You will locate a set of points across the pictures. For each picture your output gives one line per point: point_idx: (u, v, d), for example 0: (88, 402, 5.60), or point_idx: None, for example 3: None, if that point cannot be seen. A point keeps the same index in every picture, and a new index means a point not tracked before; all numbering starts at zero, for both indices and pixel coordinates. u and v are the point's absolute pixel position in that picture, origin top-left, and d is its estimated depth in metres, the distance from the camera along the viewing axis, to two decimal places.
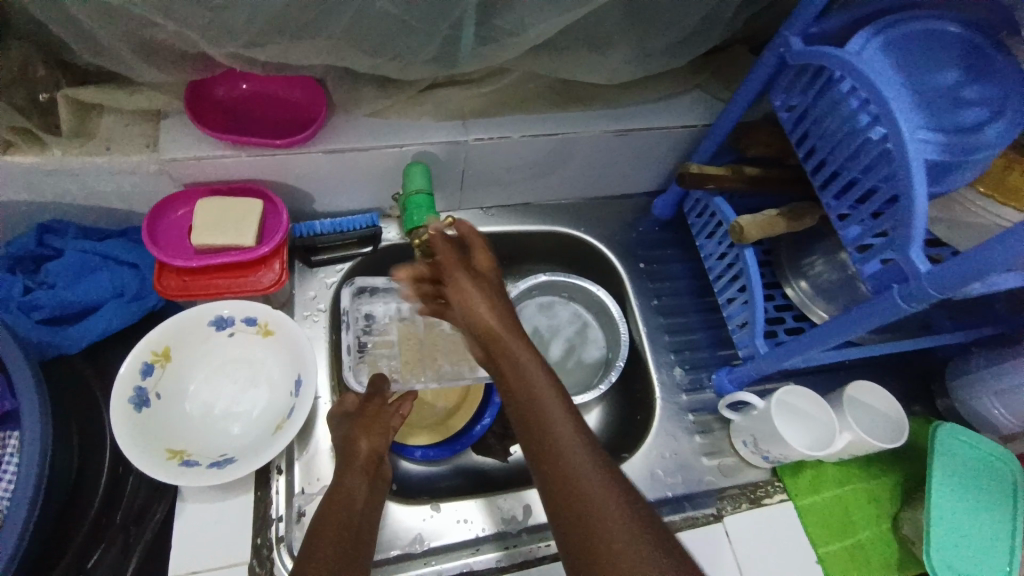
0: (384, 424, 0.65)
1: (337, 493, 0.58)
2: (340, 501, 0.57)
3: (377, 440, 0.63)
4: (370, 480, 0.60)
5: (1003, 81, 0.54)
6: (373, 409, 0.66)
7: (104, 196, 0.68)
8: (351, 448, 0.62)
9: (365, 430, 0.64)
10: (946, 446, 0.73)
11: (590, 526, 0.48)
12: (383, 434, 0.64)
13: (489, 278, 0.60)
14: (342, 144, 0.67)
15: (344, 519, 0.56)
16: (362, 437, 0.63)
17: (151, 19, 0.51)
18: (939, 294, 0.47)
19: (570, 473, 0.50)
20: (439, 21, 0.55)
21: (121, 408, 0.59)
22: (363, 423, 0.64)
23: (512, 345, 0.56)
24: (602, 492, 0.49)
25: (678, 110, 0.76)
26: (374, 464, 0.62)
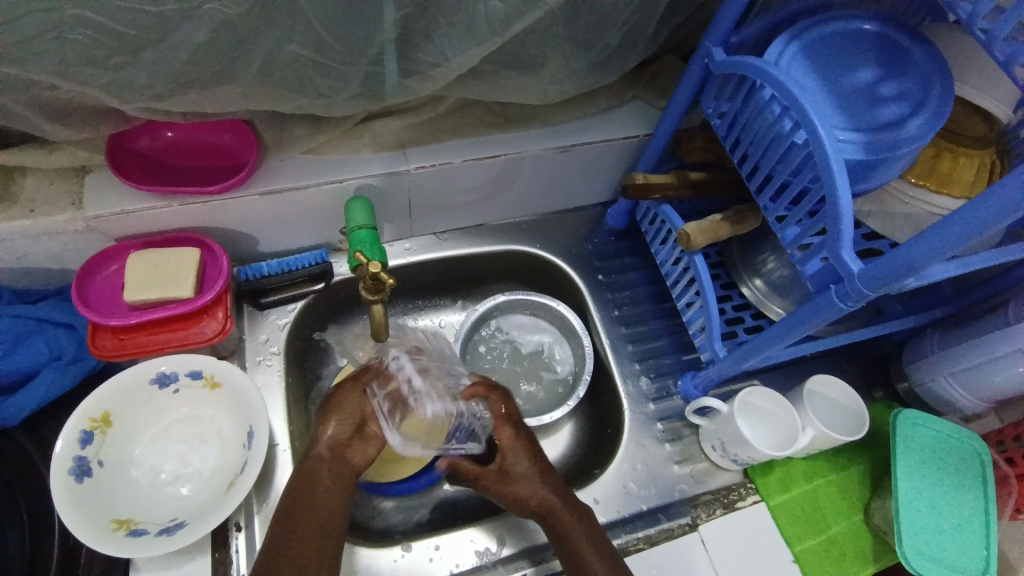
0: (355, 409, 0.63)
1: (298, 481, 0.59)
2: (302, 492, 0.58)
3: (345, 422, 0.62)
4: (334, 469, 0.60)
5: (920, 75, 0.55)
6: (342, 393, 0.64)
7: (34, 258, 0.65)
8: (319, 435, 0.61)
9: (336, 413, 0.63)
10: (908, 432, 0.74)
11: None
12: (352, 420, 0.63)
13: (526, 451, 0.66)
14: (278, 186, 0.66)
15: (304, 511, 0.58)
16: (333, 419, 0.62)
17: (50, 83, 0.49)
18: (872, 293, 0.48)
19: None
20: (358, 60, 0.54)
21: (60, 481, 0.56)
22: (333, 407, 0.63)
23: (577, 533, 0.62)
24: None
25: (618, 123, 0.77)
26: (342, 447, 0.62)
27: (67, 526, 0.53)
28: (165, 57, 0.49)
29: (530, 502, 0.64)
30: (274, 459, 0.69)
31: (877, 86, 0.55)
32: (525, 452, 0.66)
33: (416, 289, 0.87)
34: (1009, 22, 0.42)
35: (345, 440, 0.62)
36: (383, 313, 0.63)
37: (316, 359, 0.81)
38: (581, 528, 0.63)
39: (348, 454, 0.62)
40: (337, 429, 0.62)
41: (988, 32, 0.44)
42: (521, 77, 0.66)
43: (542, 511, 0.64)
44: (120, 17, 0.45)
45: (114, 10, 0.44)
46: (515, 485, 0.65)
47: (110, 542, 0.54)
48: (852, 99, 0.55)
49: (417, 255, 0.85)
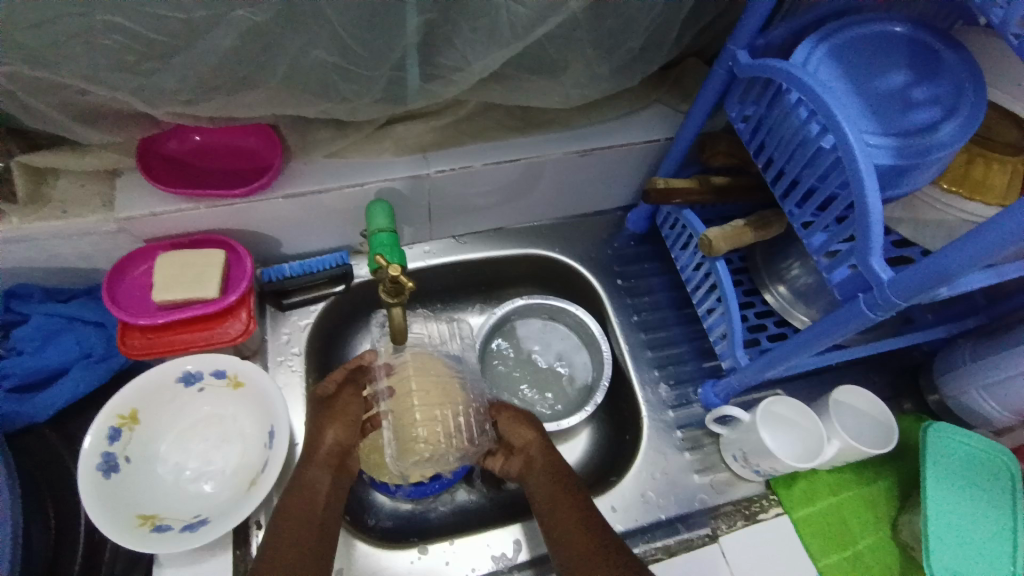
0: (357, 415, 0.66)
1: (300, 483, 0.61)
2: (303, 492, 0.61)
3: (346, 428, 0.65)
4: (334, 473, 0.63)
5: (953, 77, 0.54)
6: (343, 399, 0.67)
7: (66, 258, 0.67)
8: (321, 440, 0.64)
9: (337, 419, 0.65)
10: (937, 445, 0.72)
11: None
12: (351, 429, 0.65)
13: (523, 417, 0.71)
14: (301, 189, 0.67)
15: (306, 510, 0.60)
16: (332, 426, 0.65)
17: (83, 88, 0.51)
18: (903, 302, 0.46)
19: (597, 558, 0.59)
20: (380, 64, 0.55)
21: (88, 476, 0.57)
22: (330, 415, 0.66)
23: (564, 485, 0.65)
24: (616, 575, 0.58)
25: (639, 127, 0.76)
26: (340, 455, 0.64)
27: (93, 519, 0.55)
28: (194, 62, 0.50)
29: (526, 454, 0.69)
30: (294, 459, 0.70)
31: (908, 90, 0.54)
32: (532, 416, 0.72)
33: (435, 292, 0.88)
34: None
35: (343, 446, 0.64)
36: (402, 316, 0.64)
37: (336, 362, 0.81)
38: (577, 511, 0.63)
39: (348, 461, 0.64)
40: (337, 437, 0.64)
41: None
42: (542, 81, 0.65)
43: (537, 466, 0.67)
44: (152, 25, 0.46)
45: (145, 17, 0.45)
46: (526, 436, 0.69)
47: (134, 537, 0.56)
48: (882, 104, 0.53)
49: (436, 258, 0.85)
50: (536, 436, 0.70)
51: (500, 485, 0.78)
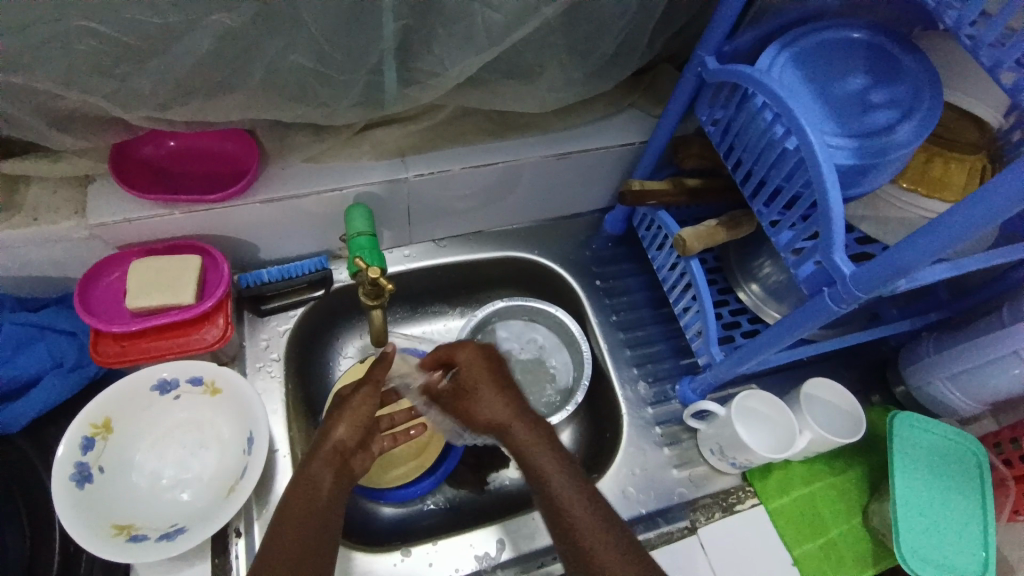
0: (368, 417, 0.62)
1: (300, 481, 0.57)
2: (301, 490, 0.57)
3: (355, 430, 0.61)
4: (337, 472, 0.59)
5: (909, 81, 0.56)
6: (359, 398, 0.63)
7: (37, 265, 0.66)
8: (330, 435, 0.60)
9: (347, 418, 0.61)
10: (905, 434, 0.75)
11: None
12: (361, 427, 0.61)
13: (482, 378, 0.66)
14: (278, 193, 0.67)
15: (302, 511, 0.56)
16: (344, 423, 0.61)
17: (57, 92, 0.50)
18: (865, 294, 0.49)
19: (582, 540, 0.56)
20: (358, 68, 0.55)
21: (61, 486, 0.56)
22: (345, 412, 0.61)
23: (540, 454, 0.61)
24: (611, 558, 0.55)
25: (614, 131, 0.78)
26: (347, 452, 0.60)
27: (67, 531, 0.53)
28: (170, 66, 0.49)
29: (497, 421, 0.63)
30: (275, 465, 0.69)
31: (867, 93, 0.56)
32: (496, 365, 0.68)
33: (415, 295, 0.88)
34: (995, 27, 0.42)
35: (349, 443, 0.60)
36: (382, 318, 0.65)
37: (316, 369, 0.81)
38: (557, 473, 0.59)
39: (352, 462, 0.60)
40: (346, 435, 0.60)
41: (976, 37, 0.44)
42: (519, 85, 0.67)
43: (515, 433, 0.62)
44: (127, 29, 0.46)
45: (120, 21, 0.45)
46: (481, 406, 0.64)
47: (110, 547, 0.54)
48: (842, 107, 0.56)
49: (416, 262, 0.85)
50: (500, 400, 0.64)
51: (483, 486, 0.78)
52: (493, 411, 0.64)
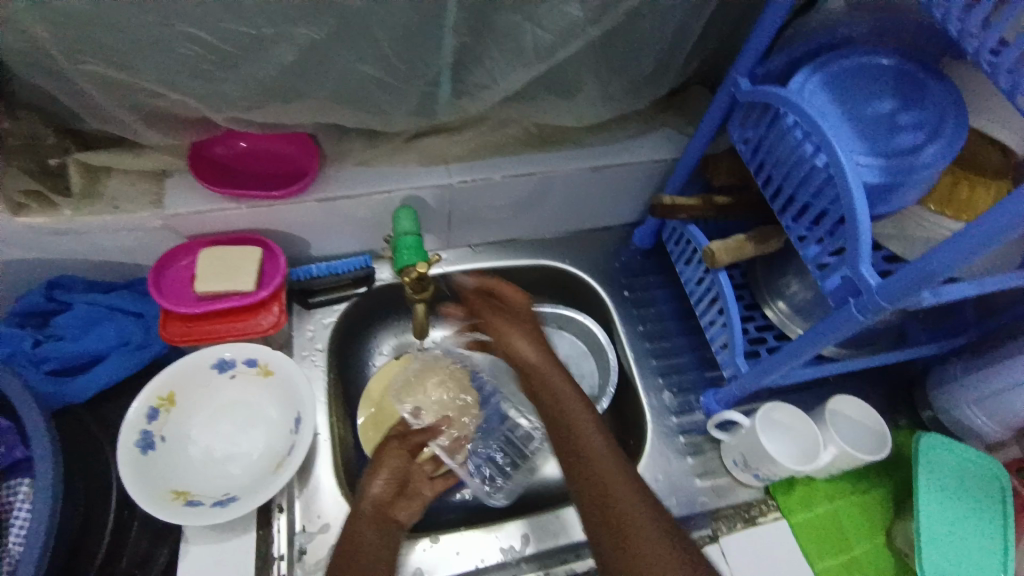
0: (400, 471, 0.69)
1: (347, 541, 0.61)
2: (350, 548, 0.60)
3: (392, 481, 0.67)
4: (379, 526, 0.63)
5: (936, 105, 0.59)
6: (389, 452, 0.70)
7: (111, 251, 0.72)
8: (367, 492, 0.65)
9: (383, 473, 0.68)
10: (928, 454, 0.75)
11: (564, 422, 0.64)
12: (394, 476, 0.68)
13: (514, 309, 0.73)
14: (332, 194, 0.72)
15: (354, 564, 0.59)
16: (380, 477, 0.67)
17: (156, 90, 0.56)
18: (889, 304, 0.51)
19: (557, 393, 0.66)
20: (416, 80, 0.61)
21: (127, 450, 0.61)
22: (378, 465, 0.68)
23: (513, 335, 0.70)
24: (573, 409, 0.64)
25: (648, 147, 0.82)
26: (386, 505, 0.66)
27: (131, 491, 0.58)
28: (257, 73, 0.56)
29: (530, 364, 0.68)
30: (315, 448, 0.73)
31: (895, 115, 0.59)
32: (501, 287, 0.74)
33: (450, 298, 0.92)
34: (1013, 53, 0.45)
35: (383, 496, 0.66)
36: (422, 314, 0.78)
37: (355, 364, 0.86)
38: (563, 374, 0.67)
39: (392, 512, 0.66)
40: (383, 488, 0.66)
41: (994, 61, 0.47)
42: (561, 101, 0.71)
43: (495, 319, 0.73)
44: (226, 39, 0.52)
45: (220, 31, 0.51)
46: (518, 338, 0.70)
47: (169, 510, 0.59)
48: (870, 128, 0.58)
49: (452, 266, 0.89)
50: (521, 331, 0.71)
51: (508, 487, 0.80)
52: (524, 352, 0.69)
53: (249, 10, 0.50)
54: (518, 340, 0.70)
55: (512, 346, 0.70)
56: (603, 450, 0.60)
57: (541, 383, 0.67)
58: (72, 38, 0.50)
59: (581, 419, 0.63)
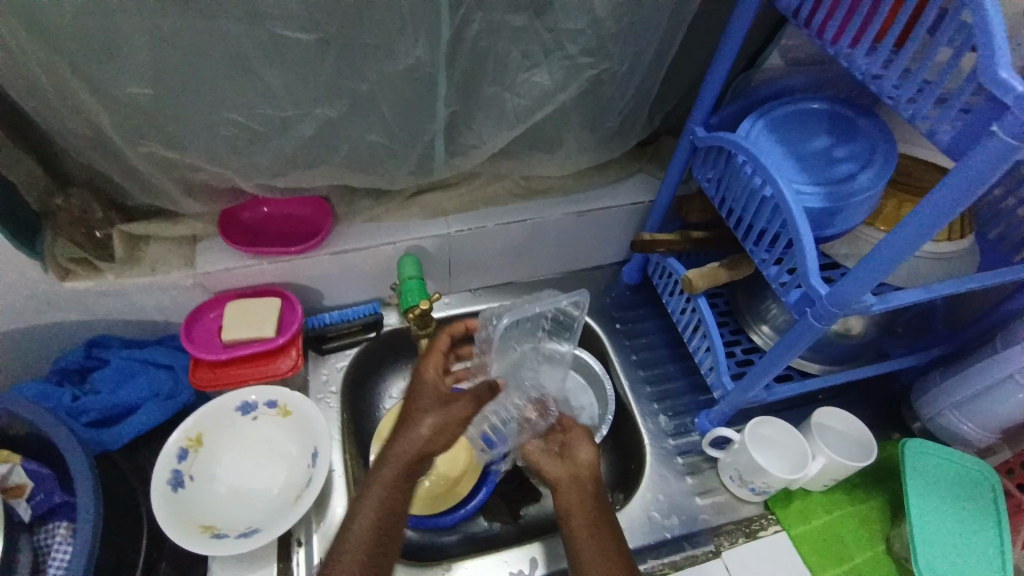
0: (455, 428, 0.67)
1: (372, 484, 0.62)
2: (374, 495, 0.61)
3: (442, 434, 0.66)
4: (411, 476, 0.64)
5: (867, 140, 0.68)
6: (457, 405, 0.68)
7: (146, 309, 0.80)
8: (416, 433, 0.65)
9: (438, 421, 0.66)
10: (917, 460, 0.78)
11: (570, 533, 0.64)
12: (452, 432, 0.66)
13: (580, 451, 0.71)
14: (344, 247, 0.81)
15: (381, 515, 0.60)
16: (433, 424, 0.65)
17: (198, 165, 0.66)
18: (838, 311, 0.57)
19: (568, 502, 0.66)
20: (416, 144, 0.70)
21: (159, 487, 0.67)
22: (439, 412, 0.67)
23: (556, 471, 0.69)
24: (587, 529, 0.64)
25: (626, 191, 0.91)
26: (427, 455, 0.65)
27: (163, 525, 0.63)
28: (282, 146, 0.65)
29: (563, 483, 0.68)
30: (331, 484, 0.77)
31: (831, 150, 0.68)
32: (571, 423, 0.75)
33: None
34: (895, 71, 0.50)
35: (424, 451, 0.64)
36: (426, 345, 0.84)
37: (367, 407, 0.91)
38: (576, 495, 0.67)
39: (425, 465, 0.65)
40: (431, 437, 0.65)
41: (880, 83, 0.51)
42: (544, 155, 0.81)
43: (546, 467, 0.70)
44: (257, 119, 0.62)
45: (254, 114, 0.61)
46: (556, 465, 0.70)
47: (197, 542, 0.64)
48: (810, 162, 0.67)
49: (454, 309, 0.96)
50: (569, 464, 0.69)
51: (517, 517, 0.84)
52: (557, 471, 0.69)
53: (278, 95, 0.60)
54: (586, 458, 0.70)
55: (575, 453, 0.71)
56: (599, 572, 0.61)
57: (560, 490, 0.67)
58: (132, 125, 0.60)
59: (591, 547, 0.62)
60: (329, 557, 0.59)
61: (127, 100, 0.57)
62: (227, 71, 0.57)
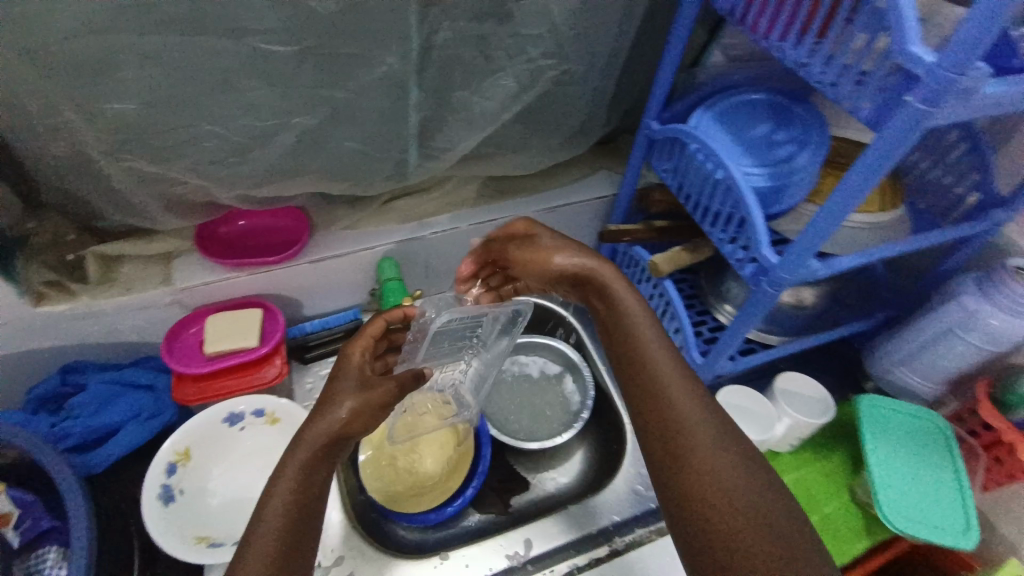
0: (371, 413, 0.60)
1: (275, 472, 0.54)
2: (279, 485, 0.54)
3: (358, 415, 0.58)
4: (324, 463, 0.56)
5: (803, 124, 0.75)
6: (377, 389, 0.61)
7: (123, 331, 0.79)
8: (330, 415, 0.57)
9: (357, 401, 0.59)
10: (873, 413, 0.85)
11: (679, 444, 0.57)
12: (360, 422, 0.59)
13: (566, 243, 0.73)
14: (323, 254, 0.83)
15: (302, 499, 0.54)
16: (348, 406, 0.58)
17: (178, 178, 0.67)
18: (789, 277, 0.63)
19: (670, 410, 0.60)
20: (392, 149, 0.73)
21: (150, 503, 0.66)
22: (365, 392, 0.60)
23: (620, 294, 0.68)
24: (705, 439, 0.57)
25: (591, 186, 0.97)
26: (338, 434, 0.57)
27: (159, 538, 0.63)
28: (262, 156, 0.67)
29: (632, 329, 0.66)
30: None
31: (772, 135, 0.74)
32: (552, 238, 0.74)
33: None
34: (819, 58, 0.56)
35: (342, 432, 0.57)
36: None
37: None
38: (686, 400, 0.60)
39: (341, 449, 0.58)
40: (347, 418, 0.58)
41: (807, 69, 0.58)
42: (513, 155, 0.85)
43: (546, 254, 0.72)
44: (238, 131, 0.64)
45: (235, 126, 0.63)
46: (559, 248, 0.72)
47: (194, 552, 0.64)
48: (755, 147, 0.73)
49: None
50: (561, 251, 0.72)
51: (508, 507, 0.86)
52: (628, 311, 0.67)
53: (259, 107, 0.62)
54: (632, 307, 0.68)
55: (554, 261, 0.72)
56: (736, 486, 0.54)
57: (661, 403, 0.60)
58: (112, 142, 0.61)
59: (715, 460, 0.56)
60: (238, 550, 0.51)
61: (108, 115, 0.58)
62: (210, 86, 0.58)
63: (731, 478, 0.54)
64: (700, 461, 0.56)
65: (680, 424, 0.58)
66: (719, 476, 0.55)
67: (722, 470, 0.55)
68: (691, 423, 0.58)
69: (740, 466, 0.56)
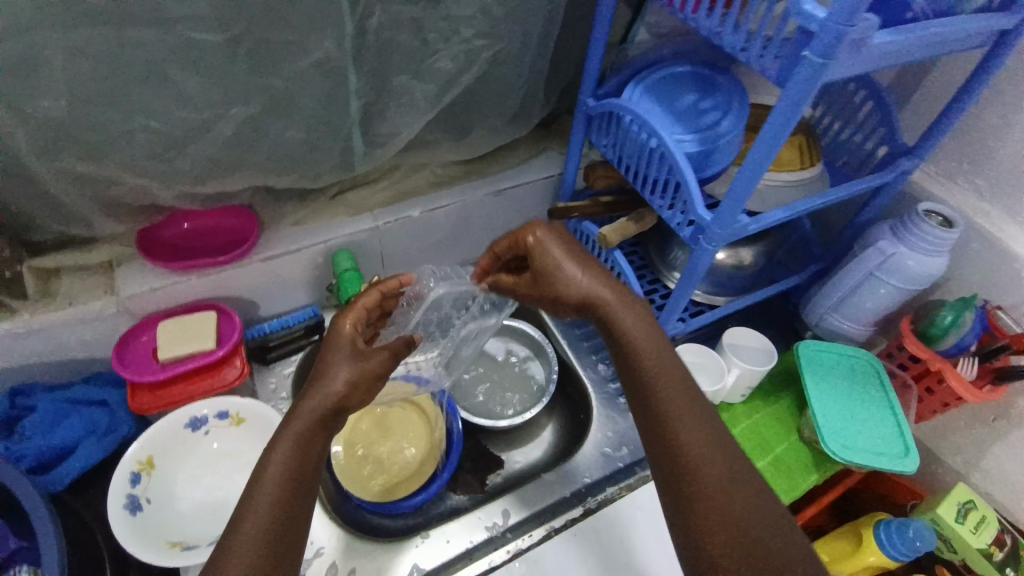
0: (368, 382, 0.61)
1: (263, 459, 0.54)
2: (263, 472, 0.53)
3: (355, 384, 0.60)
4: (323, 436, 0.57)
5: (726, 91, 0.79)
6: (374, 357, 0.63)
7: (68, 346, 0.76)
8: (329, 383, 0.59)
9: (353, 369, 0.60)
10: (815, 358, 0.92)
11: (675, 449, 0.58)
12: (358, 393, 0.60)
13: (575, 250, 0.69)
14: (275, 251, 0.82)
15: (293, 475, 0.54)
16: (346, 373, 0.60)
17: (115, 177, 0.66)
18: (723, 232, 0.68)
19: (669, 415, 0.60)
20: (336, 138, 0.74)
21: (116, 514, 0.65)
22: (361, 366, 0.61)
23: (614, 304, 0.66)
24: (701, 441, 0.58)
25: (537, 167, 0.99)
26: (332, 412, 0.58)
27: (128, 547, 0.62)
28: (202, 150, 0.67)
29: (632, 342, 0.64)
30: None
31: (699, 104, 0.79)
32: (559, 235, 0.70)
33: None
34: (729, 25, 0.60)
35: (337, 406, 0.58)
36: None
37: None
38: (693, 417, 0.59)
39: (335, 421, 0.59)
40: (345, 387, 0.59)
41: (721, 36, 0.62)
42: (457, 140, 0.87)
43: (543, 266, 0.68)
44: (176, 125, 0.63)
45: (171, 120, 0.62)
46: (556, 254, 0.69)
47: (169, 557, 0.63)
48: (684, 116, 0.78)
49: None
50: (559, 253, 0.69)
51: (485, 486, 0.88)
52: (633, 327, 0.64)
53: (194, 100, 0.61)
54: (636, 320, 0.65)
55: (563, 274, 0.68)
56: (722, 484, 0.56)
57: (657, 404, 0.61)
58: (40, 143, 0.59)
59: (708, 462, 0.57)
60: (221, 544, 0.50)
61: (34, 115, 0.57)
62: (141, 80, 0.58)
63: (720, 482, 0.56)
64: (694, 464, 0.57)
65: (680, 434, 0.58)
66: (709, 475, 0.56)
67: (711, 471, 0.56)
68: (687, 426, 0.59)
69: (728, 466, 0.57)
